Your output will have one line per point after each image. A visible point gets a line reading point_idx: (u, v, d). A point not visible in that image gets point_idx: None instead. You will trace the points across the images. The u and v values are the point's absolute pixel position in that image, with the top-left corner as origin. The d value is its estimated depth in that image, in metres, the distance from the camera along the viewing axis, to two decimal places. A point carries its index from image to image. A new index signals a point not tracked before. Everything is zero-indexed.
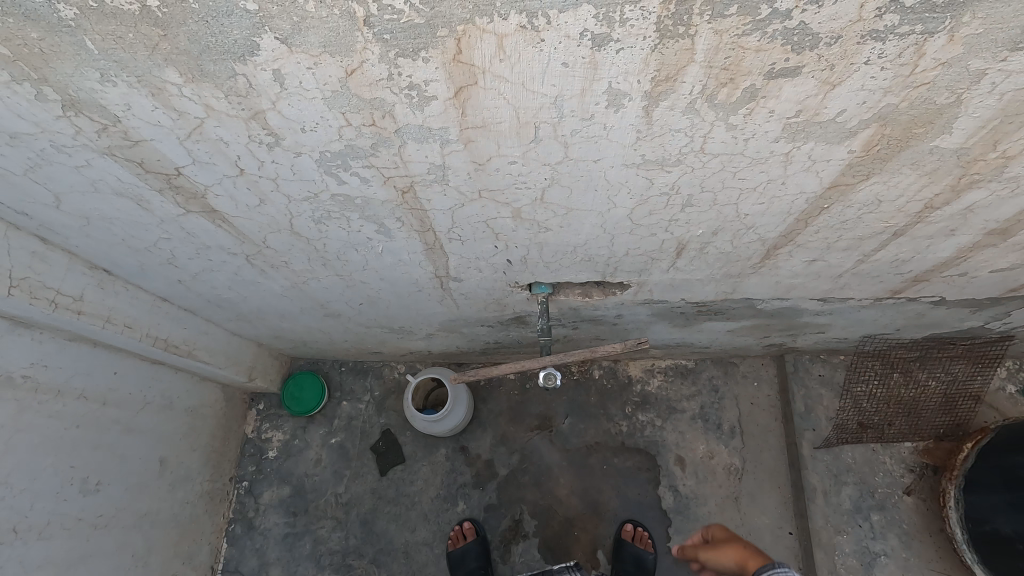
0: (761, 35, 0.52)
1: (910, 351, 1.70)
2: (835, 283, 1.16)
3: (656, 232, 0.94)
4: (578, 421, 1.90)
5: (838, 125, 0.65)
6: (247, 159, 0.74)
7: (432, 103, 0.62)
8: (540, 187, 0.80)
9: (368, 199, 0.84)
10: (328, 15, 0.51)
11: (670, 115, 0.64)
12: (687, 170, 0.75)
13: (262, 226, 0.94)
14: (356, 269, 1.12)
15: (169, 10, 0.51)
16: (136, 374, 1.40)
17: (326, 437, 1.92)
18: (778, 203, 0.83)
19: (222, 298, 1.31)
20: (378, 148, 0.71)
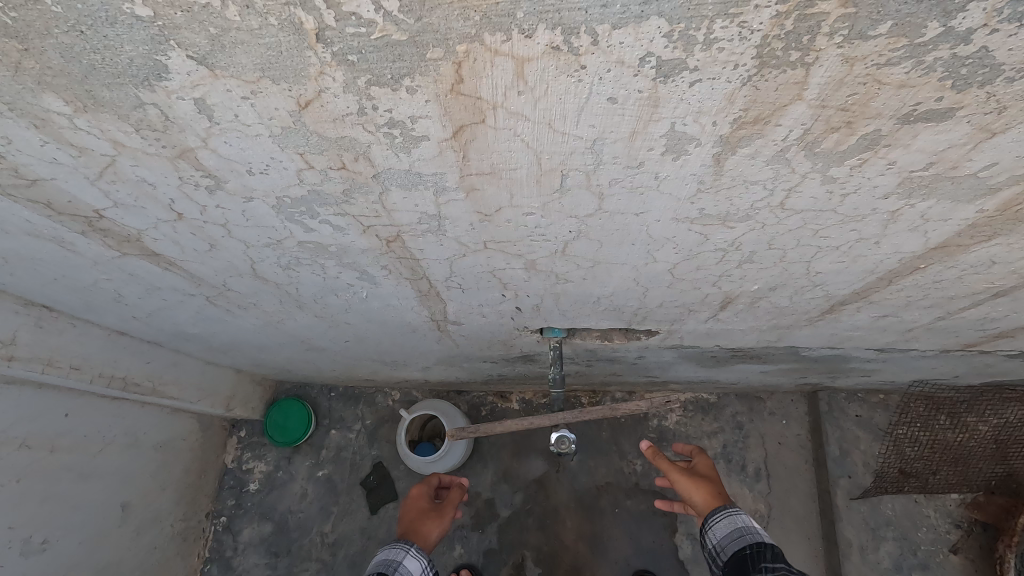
0: (912, 65, 0.35)
1: (960, 394, 1.53)
2: (901, 336, 0.98)
3: (700, 286, 0.76)
4: (588, 458, 1.73)
5: (978, 181, 0.47)
6: (183, 202, 0.57)
7: (422, 145, 0.45)
8: (563, 240, 0.63)
9: (345, 246, 0.67)
10: (261, 26, 0.34)
11: (748, 165, 0.46)
12: (756, 226, 0.58)
13: (219, 270, 0.77)
14: (338, 311, 0.95)
15: (23, 15, 0.34)
16: (92, 413, 1.24)
17: (313, 468, 1.77)
18: (863, 261, 0.66)
19: (187, 333, 1.15)
20: (353, 195, 0.54)
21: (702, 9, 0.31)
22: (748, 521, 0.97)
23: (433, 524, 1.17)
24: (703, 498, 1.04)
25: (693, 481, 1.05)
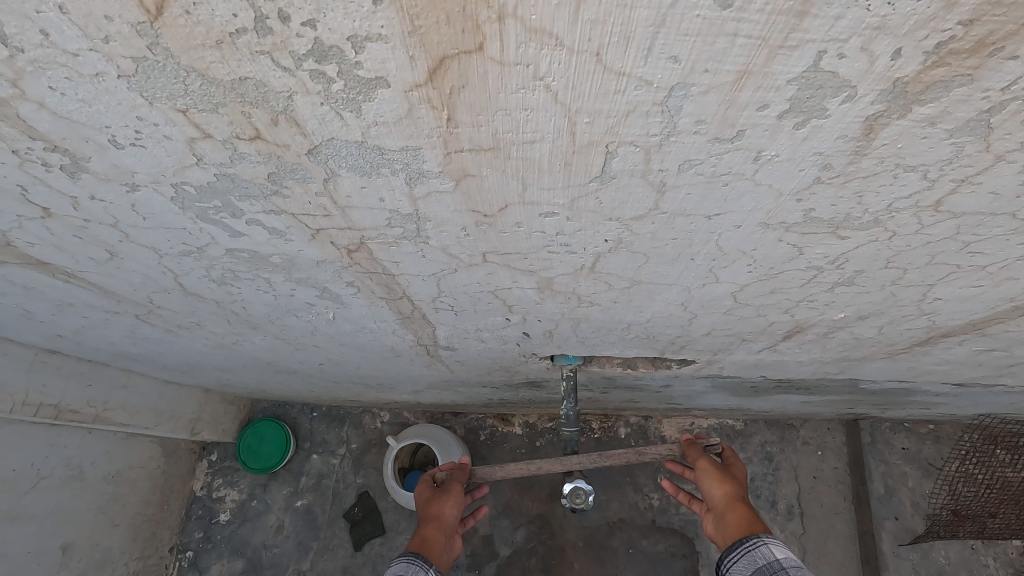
0: None
1: (1016, 427, 1.33)
2: (995, 371, 0.80)
3: (767, 313, 0.58)
4: (599, 490, 1.54)
5: None
6: (42, 192, 0.39)
7: (380, 96, 0.27)
8: (593, 253, 0.44)
9: (292, 257, 0.49)
10: None
11: (916, 138, 0.28)
12: (881, 237, 0.39)
13: (136, 285, 0.59)
14: (302, 333, 0.77)
15: None
16: (21, 444, 1.05)
17: (291, 498, 1.58)
18: (1006, 286, 0.47)
19: (130, 353, 0.97)
20: (286, 183, 0.36)
21: None
22: (777, 554, 0.63)
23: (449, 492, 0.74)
24: (722, 505, 0.71)
25: (714, 476, 0.73)
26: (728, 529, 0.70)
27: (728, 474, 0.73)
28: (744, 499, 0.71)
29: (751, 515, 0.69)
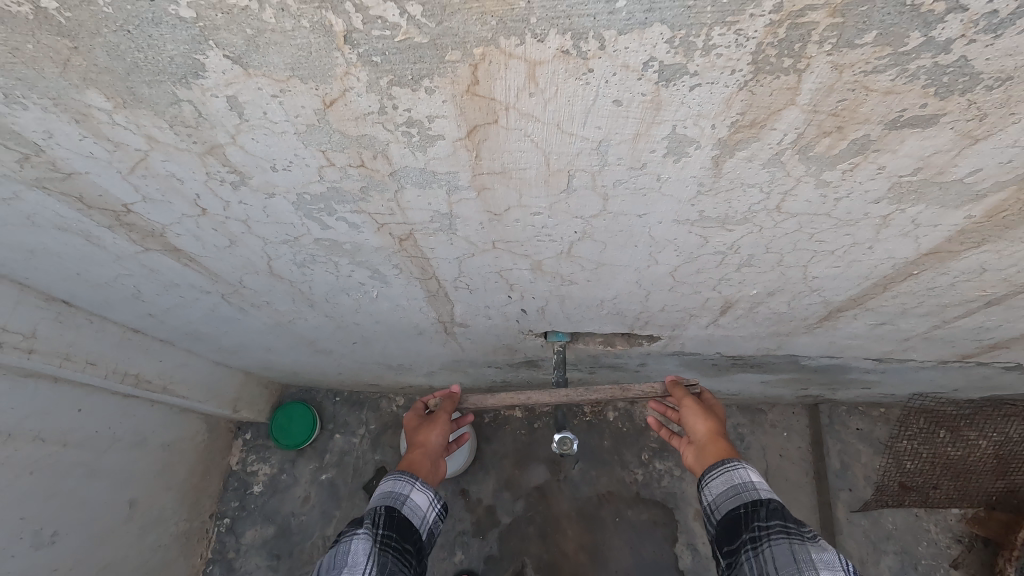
0: (898, 72, 0.37)
1: (960, 409, 1.55)
2: (899, 345, 1.00)
3: (701, 291, 0.78)
4: (590, 467, 1.74)
5: (964, 186, 0.50)
6: (208, 198, 0.60)
7: (438, 144, 0.48)
8: (568, 241, 0.65)
9: (359, 245, 0.70)
10: (295, 28, 0.37)
11: (746, 168, 0.49)
12: (754, 229, 0.60)
13: (235, 267, 0.80)
14: (348, 311, 0.98)
15: (77, 15, 0.37)
16: (102, 410, 1.26)
17: (316, 472, 1.78)
18: (857, 267, 0.68)
19: (199, 333, 1.17)
20: (370, 192, 0.57)
21: (700, 17, 0.34)
22: (753, 478, 0.71)
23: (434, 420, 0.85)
24: (704, 438, 0.79)
25: (700, 412, 0.80)
26: (710, 457, 0.78)
27: (711, 411, 0.80)
28: (725, 434, 0.79)
29: (728, 446, 0.77)
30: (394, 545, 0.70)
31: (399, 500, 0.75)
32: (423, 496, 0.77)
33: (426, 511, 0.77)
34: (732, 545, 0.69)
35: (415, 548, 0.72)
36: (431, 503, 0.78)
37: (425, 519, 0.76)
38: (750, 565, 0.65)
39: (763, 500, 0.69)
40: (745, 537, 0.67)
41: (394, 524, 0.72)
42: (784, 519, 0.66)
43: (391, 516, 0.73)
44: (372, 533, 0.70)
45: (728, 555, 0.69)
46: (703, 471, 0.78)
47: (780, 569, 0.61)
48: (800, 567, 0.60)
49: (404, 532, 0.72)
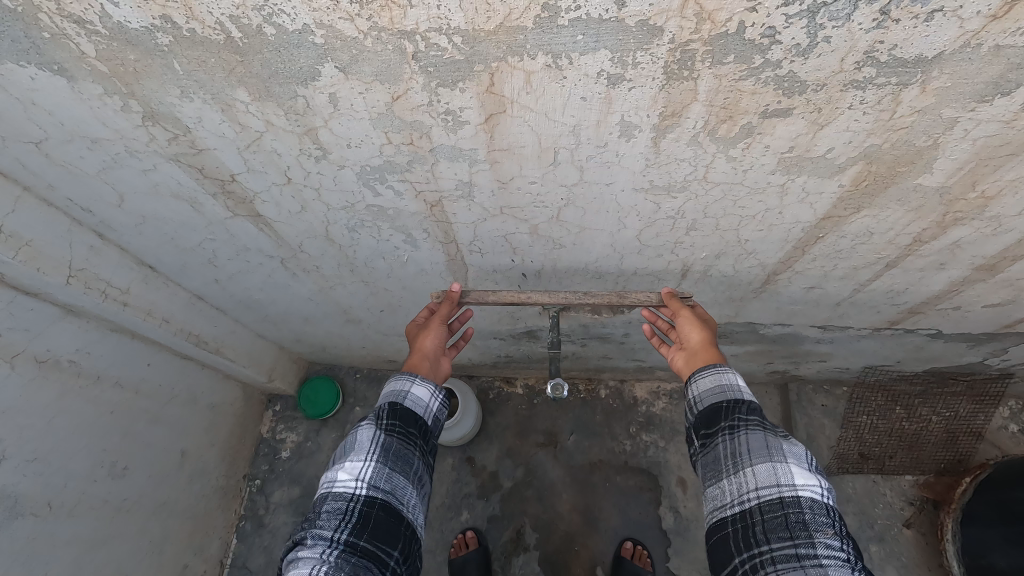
0: (755, 80, 0.59)
1: (913, 387, 1.73)
2: (833, 311, 1.22)
3: (663, 254, 1.00)
4: (583, 438, 1.94)
5: (828, 161, 0.72)
6: (295, 169, 0.83)
7: (465, 127, 0.71)
8: (556, 207, 0.88)
9: (400, 210, 0.92)
10: (382, 50, 0.59)
11: (676, 146, 0.71)
12: (692, 196, 0.82)
13: (300, 232, 1.03)
14: (381, 276, 1.20)
15: (250, 41, 0.60)
16: (166, 367, 1.48)
17: (338, 440, 1.98)
18: (776, 230, 0.90)
19: (251, 300, 1.40)
20: (414, 165, 0.79)
21: (628, 46, 0.56)
22: (740, 384, 0.88)
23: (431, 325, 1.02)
24: (696, 344, 0.96)
25: (693, 322, 0.97)
26: (698, 361, 0.95)
27: (704, 322, 0.97)
28: (714, 344, 0.96)
29: (716, 355, 0.94)
30: (396, 429, 0.89)
31: (401, 395, 0.93)
32: (424, 390, 0.95)
33: (427, 401, 0.95)
34: (710, 429, 0.86)
35: (418, 430, 0.92)
36: (431, 395, 0.96)
37: (427, 408, 0.95)
38: (726, 446, 0.83)
39: (744, 399, 0.85)
40: (724, 424, 0.84)
41: (397, 414, 0.90)
42: (761, 418, 0.83)
43: (395, 408, 0.91)
44: (377, 423, 0.89)
45: (706, 436, 0.87)
46: (690, 372, 0.95)
47: (753, 451, 0.79)
48: (771, 452, 0.78)
49: (405, 418, 0.90)
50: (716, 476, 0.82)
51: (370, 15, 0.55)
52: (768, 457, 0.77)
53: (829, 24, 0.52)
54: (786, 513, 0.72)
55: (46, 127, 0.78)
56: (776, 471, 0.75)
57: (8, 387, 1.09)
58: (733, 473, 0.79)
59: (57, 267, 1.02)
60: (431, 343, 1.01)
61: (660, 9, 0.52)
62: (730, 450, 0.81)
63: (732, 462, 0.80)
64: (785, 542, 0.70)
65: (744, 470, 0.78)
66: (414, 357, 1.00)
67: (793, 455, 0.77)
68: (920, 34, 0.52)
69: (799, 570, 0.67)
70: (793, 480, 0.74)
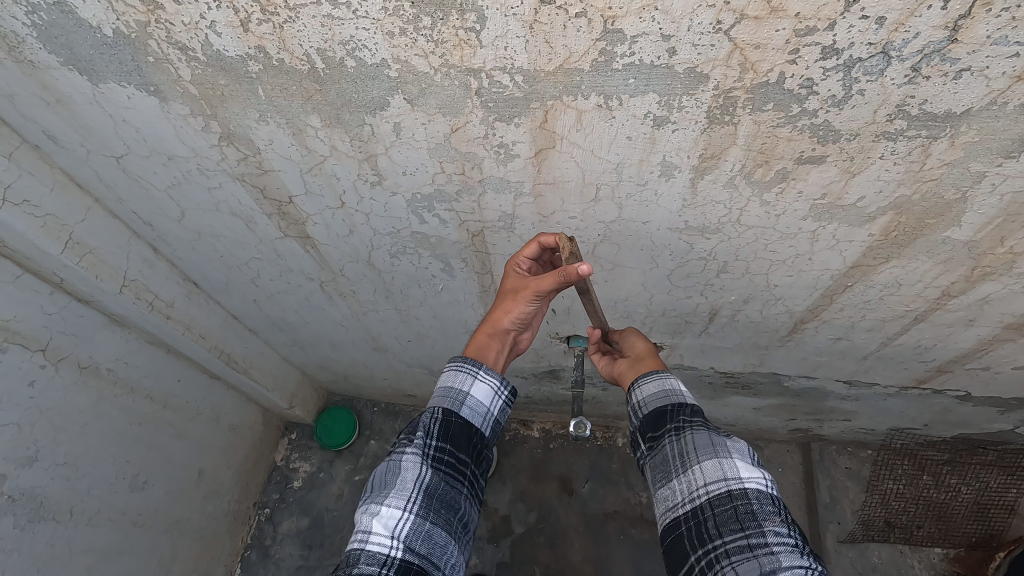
0: (792, 127, 0.64)
1: (940, 454, 1.68)
2: (860, 365, 1.22)
3: (692, 295, 1.03)
4: (599, 486, 1.90)
5: (859, 209, 0.75)
6: (350, 193, 0.88)
7: (515, 161, 0.76)
8: (593, 242, 0.92)
9: (442, 238, 0.97)
10: (449, 85, 0.65)
11: (713, 188, 0.76)
12: (725, 238, 0.86)
13: (343, 255, 1.08)
14: (414, 303, 1.23)
15: (331, 72, 0.66)
16: (194, 383, 1.51)
17: (351, 473, 1.96)
18: (805, 277, 0.93)
19: (285, 322, 1.44)
20: (462, 194, 0.85)
21: (675, 90, 0.61)
22: (683, 390, 0.81)
23: (514, 302, 0.86)
24: (642, 352, 0.93)
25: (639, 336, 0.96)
26: (641, 366, 0.90)
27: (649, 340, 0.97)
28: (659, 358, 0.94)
29: (659, 363, 0.90)
30: (445, 458, 0.75)
31: (458, 403, 0.79)
32: (485, 390, 0.81)
33: (487, 405, 0.81)
34: (656, 431, 0.78)
35: (470, 452, 0.78)
36: (494, 393, 0.82)
37: (486, 415, 0.81)
38: (672, 446, 0.75)
39: (689, 403, 0.79)
40: (670, 426, 0.77)
41: (448, 433, 0.77)
42: (705, 416, 0.77)
43: (448, 424, 0.77)
44: (423, 450, 0.75)
45: (652, 439, 0.79)
46: (634, 377, 0.89)
47: (699, 449, 0.72)
48: (717, 448, 0.71)
49: (456, 442, 0.77)
50: (665, 477, 0.74)
51: (443, 53, 0.61)
52: (713, 452, 0.71)
53: (863, 78, 0.57)
54: (737, 508, 0.65)
55: (129, 142, 0.85)
56: (723, 465, 0.69)
57: (49, 390, 1.13)
58: (682, 472, 0.72)
59: (113, 275, 1.08)
60: (506, 324, 0.87)
61: (708, 58, 0.57)
62: (677, 450, 0.74)
63: (681, 462, 0.73)
64: (737, 535, 0.64)
65: (692, 469, 0.71)
66: (481, 333, 0.88)
67: (739, 451, 0.71)
68: (949, 91, 0.57)
69: (752, 561, 0.61)
70: (740, 474, 0.67)
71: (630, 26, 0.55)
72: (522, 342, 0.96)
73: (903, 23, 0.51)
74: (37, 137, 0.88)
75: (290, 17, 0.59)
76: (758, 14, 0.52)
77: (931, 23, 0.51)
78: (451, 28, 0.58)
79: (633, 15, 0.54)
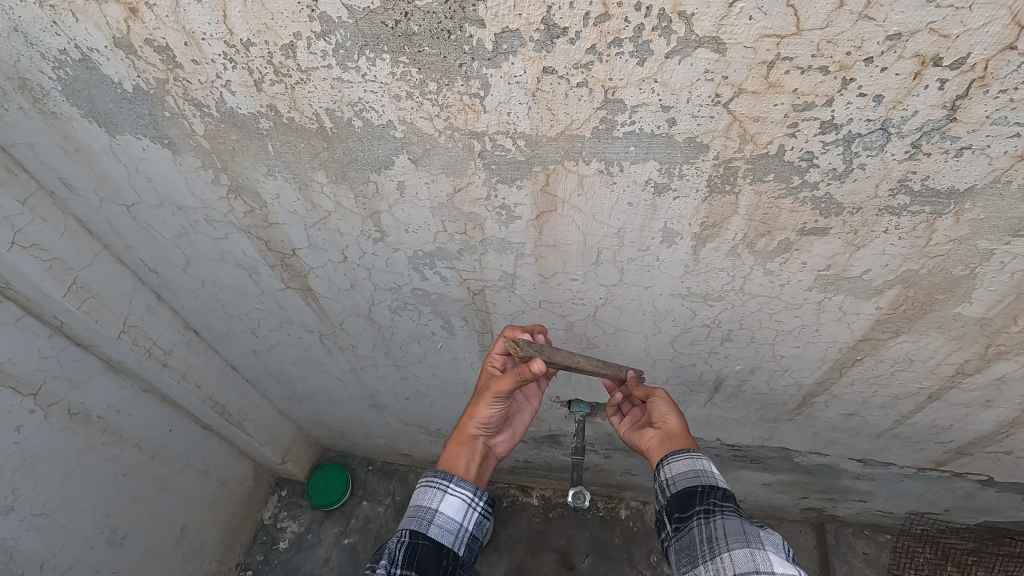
0: (793, 199, 0.64)
1: (965, 542, 1.56)
2: (874, 443, 1.17)
3: (696, 362, 1.00)
4: (600, 562, 1.79)
5: (865, 282, 0.74)
6: (352, 248, 0.89)
7: (517, 222, 0.76)
8: (594, 305, 0.90)
9: (443, 295, 0.96)
10: (453, 146, 0.67)
11: (715, 256, 0.75)
12: (728, 306, 0.84)
13: (344, 309, 1.07)
14: (413, 360, 1.21)
15: (338, 131, 0.68)
16: (186, 434, 1.47)
17: (340, 535, 1.87)
18: (813, 348, 0.90)
19: (283, 375, 1.42)
20: (463, 253, 0.85)
21: (675, 158, 0.62)
22: (714, 469, 0.77)
23: (479, 407, 0.84)
24: (672, 427, 0.86)
25: (667, 405, 0.90)
26: (673, 445, 0.83)
27: (677, 409, 0.90)
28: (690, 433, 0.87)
29: (694, 442, 0.83)
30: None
31: (426, 522, 0.74)
32: (456, 504, 0.76)
33: (460, 521, 0.75)
34: (683, 512, 0.74)
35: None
36: (467, 504, 0.76)
37: (458, 533, 0.74)
38: (700, 530, 0.70)
39: (720, 484, 0.74)
40: (699, 508, 0.73)
41: (415, 557, 0.70)
42: (738, 503, 0.72)
43: (414, 548, 0.71)
44: None
45: (679, 520, 0.74)
46: (664, 455, 0.83)
47: (729, 536, 0.67)
48: (748, 537, 0.66)
49: (424, 566, 0.69)
50: (691, 564, 0.69)
51: (448, 116, 0.63)
52: (745, 541, 0.65)
53: (864, 153, 0.57)
54: None
55: (141, 192, 0.87)
56: (754, 556, 0.63)
57: (36, 436, 1.12)
58: (709, 559, 0.67)
59: (114, 320, 1.08)
60: (474, 432, 0.85)
61: (707, 128, 0.58)
62: (705, 535, 0.69)
63: (708, 549, 0.68)
64: None
65: (720, 557, 0.66)
66: (450, 443, 0.85)
67: (772, 543, 0.65)
68: (950, 168, 0.57)
69: None
70: (773, 568, 0.61)
71: (631, 97, 0.56)
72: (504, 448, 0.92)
73: (901, 101, 0.51)
74: (54, 185, 0.90)
75: (302, 79, 0.62)
76: (756, 89, 0.53)
77: (929, 102, 0.51)
78: (455, 94, 0.60)
79: (633, 86, 0.55)
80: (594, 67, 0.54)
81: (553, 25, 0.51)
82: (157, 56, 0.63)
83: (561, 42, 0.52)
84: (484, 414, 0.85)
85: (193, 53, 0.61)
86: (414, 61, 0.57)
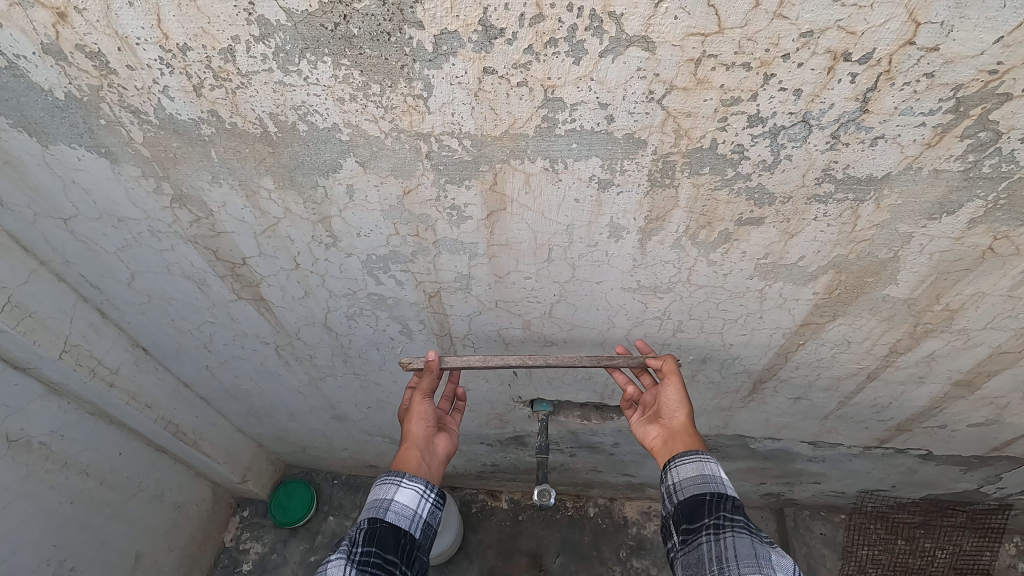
0: (729, 190, 0.67)
1: (912, 517, 1.65)
2: (822, 425, 1.22)
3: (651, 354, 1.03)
4: (571, 561, 1.80)
5: (801, 268, 0.78)
6: (304, 255, 0.88)
7: (468, 222, 0.77)
8: (549, 302, 0.92)
9: (399, 299, 0.96)
10: (399, 148, 0.67)
11: (661, 249, 0.77)
12: (676, 297, 0.87)
13: (299, 318, 1.05)
14: (373, 368, 1.20)
15: (283, 135, 0.68)
16: (137, 457, 1.42)
17: (306, 553, 1.82)
18: (758, 335, 0.94)
19: (239, 390, 1.39)
20: (416, 256, 0.85)
21: (616, 155, 0.64)
22: (723, 475, 0.78)
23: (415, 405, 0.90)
24: (677, 424, 0.87)
25: (677, 397, 0.88)
26: (676, 445, 0.85)
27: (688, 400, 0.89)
28: (696, 427, 0.87)
29: (699, 440, 0.85)
30: (372, 560, 0.69)
31: (382, 509, 0.75)
32: (411, 494, 0.77)
33: (414, 509, 0.77)
34: (692, 524, 0.76)
35: (400, 553, 0.72)
36: (421, 496, 0.78)
37: (415, 518, 0.76)
38: (710, 547, 0.72)
39: (729, 494, 0.76)
40: (708, 521, 0.74)
41: (374, 538, 0.72)
42: (746, 516, 0.74)
43: (373, 530, 0.73)
44: (348, 557, 0.69)
45: (687, 532, 0.76)
46: (669, 457, 0.85)
47: (740, 559, 0.68)
48: (760, 562, 0.68)
49: (383, 544, 0.71)
50: None
51: (393, 118, 0.63)
52: (757, 567, 0.68)
53: (789, 144, 0.60)
54: None
55: (79, 204, 0.84)
56: None
57: None
58: None
59: (53, 340, 1.04)
60: (419, 429, 0.88)
61: (644, 124, 0.60)
62: (715, 553, 0.71)
63: (719, 567, 0.70)
64: None
65: None
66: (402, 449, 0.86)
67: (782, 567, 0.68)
68: (867, 156, 0.61)
69: None
70: None
71: (570, 95, 0.58)
72: (451, 454, 0.91)
73: (818, 95, 0.55)
74: None
75: (242, 83, 0.61)
76: (686, 86, 0.56)
77: (843, 95, 0.55)
78: (399, 95, 0.61)
79: (571, 85, 0.57)
80: (532, 66, 0.56)
81: (490, 27, 0.53)
82: (89, 61, 0.61)
83: (499, 42, 0.54)
84: (420, 409, 0.90)
85: (128, 58, 0.60)
86: (356, 64, 0.58)
